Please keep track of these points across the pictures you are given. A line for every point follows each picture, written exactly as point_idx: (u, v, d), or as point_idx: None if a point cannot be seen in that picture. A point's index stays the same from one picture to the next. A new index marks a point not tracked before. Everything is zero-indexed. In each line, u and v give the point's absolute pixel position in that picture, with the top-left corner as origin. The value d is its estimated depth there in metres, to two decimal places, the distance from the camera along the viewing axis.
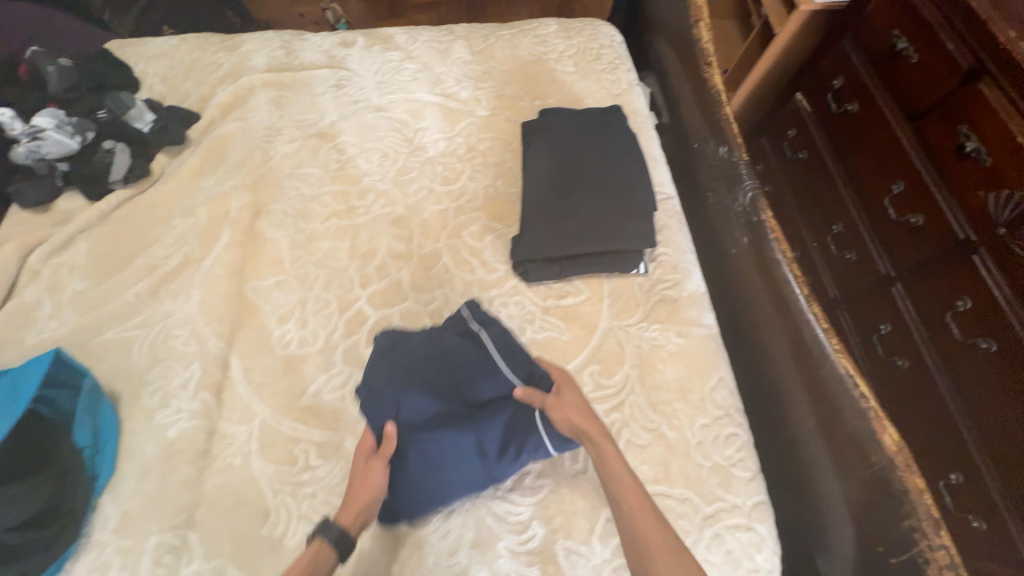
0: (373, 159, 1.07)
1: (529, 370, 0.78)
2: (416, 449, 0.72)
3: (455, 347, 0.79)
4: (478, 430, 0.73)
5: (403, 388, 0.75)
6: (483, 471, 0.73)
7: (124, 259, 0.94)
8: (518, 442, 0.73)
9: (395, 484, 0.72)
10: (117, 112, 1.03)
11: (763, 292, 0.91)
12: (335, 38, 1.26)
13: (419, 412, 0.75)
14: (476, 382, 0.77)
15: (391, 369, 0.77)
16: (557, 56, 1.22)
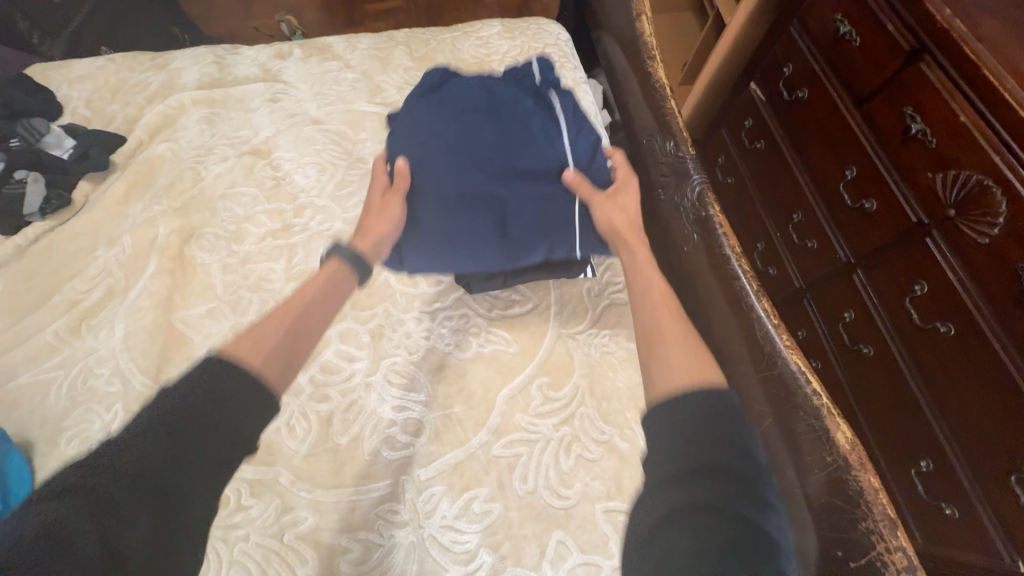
0: (311, 174, 1.03)
1: (589, 157, 0.83)
2: (458, 192, 0.80)
3: (518, 104, 0.83)
4: (516, 200, 0.82)
5: (457, 134, 0.80)
6: (507, 236, 0.82)
7: (43, 295, 0.89)
8: (550, 224, 0.83)
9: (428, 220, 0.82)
10: (31, 141, 0.98)
11: (715, 289, 0.88)
12: (271, 50, 1.21)
13: (461, 139, 0.80)
14: (529, 147, 0.81)
15: (448, 112, 0.81)
16: (501, 57, 1.19)
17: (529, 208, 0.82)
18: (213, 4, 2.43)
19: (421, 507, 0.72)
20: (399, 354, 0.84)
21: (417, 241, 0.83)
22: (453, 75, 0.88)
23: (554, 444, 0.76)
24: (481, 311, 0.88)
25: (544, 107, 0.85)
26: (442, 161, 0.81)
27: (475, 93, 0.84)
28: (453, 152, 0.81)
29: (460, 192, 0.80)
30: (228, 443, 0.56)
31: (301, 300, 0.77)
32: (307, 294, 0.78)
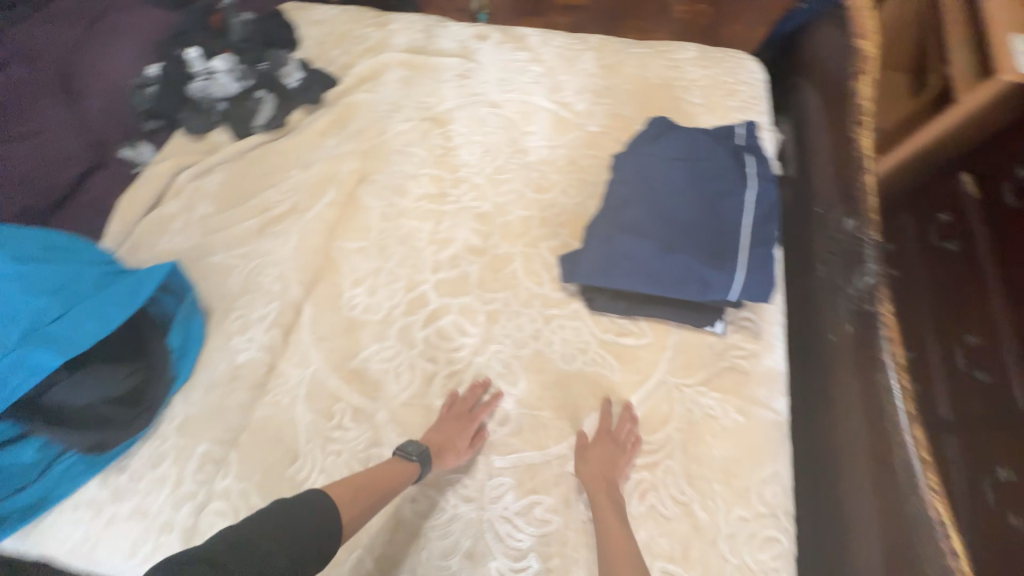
0: (476, 152, 1.10)
1: (767, 212, 0.80)
2: (625, 214, 0.84)
3: (713, 151, 0.85)
4: (678, 235, 0.80)
5: (649, 171, 0.86)
6: (655, 269, 0.79)
7: (246, 195, 1.07)
8: (706, 273, 0.77)
9: (590, 234, 0.86)
10: (274, 67, 1.15)
11: (858, 395, 0.78)
12: (472, 30, 1.31)
13: (651, 177, 0.86)
14: (716, 193, 0.82)
15: (648, 152, 0.89)
16: (688, 83, 1.15)
17: (696, 242, 0.79)
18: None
19: (488, 490, 0.76)
20: (506, 343, 0.88)
21: (589, 243, 0.85)
22: (666, 125, 0.91)
23: (630, 485, 0.74)
24: (593, 328, 0.88)
25: (743, 159, 0.85)
26: (632, 186, 0.86)
27: (680, 143, 0.87)
28: (649, 184, 0.85)
29: (629, 215, 0.84)
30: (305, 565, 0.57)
31: (376, 486, 0.70)
32: (375, 480, 0.71)
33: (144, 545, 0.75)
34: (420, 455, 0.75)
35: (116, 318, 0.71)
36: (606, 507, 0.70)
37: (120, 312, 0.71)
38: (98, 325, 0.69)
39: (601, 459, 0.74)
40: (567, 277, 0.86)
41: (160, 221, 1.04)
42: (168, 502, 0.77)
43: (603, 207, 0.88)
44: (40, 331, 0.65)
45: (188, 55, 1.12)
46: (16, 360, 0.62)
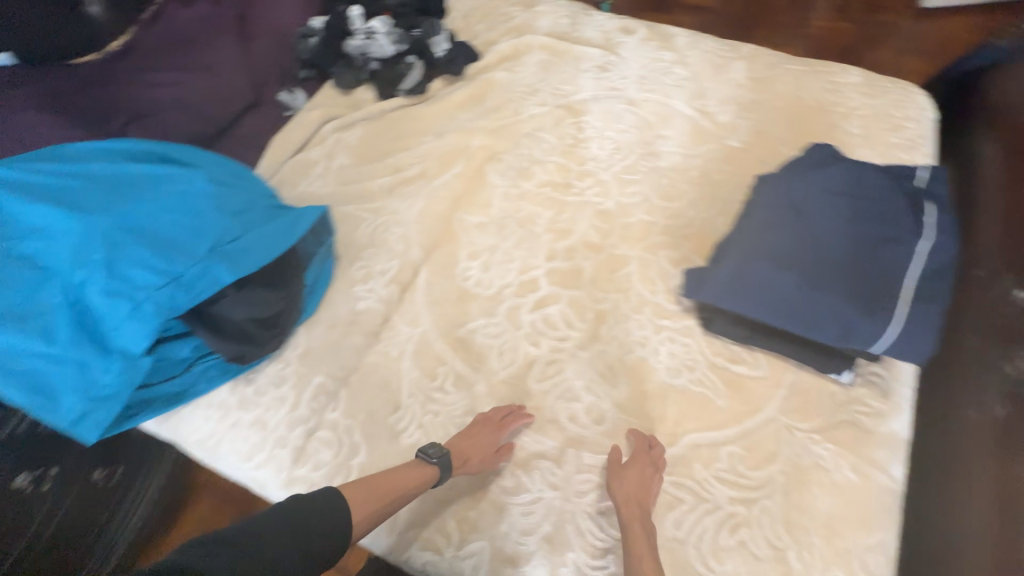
0: (605, 148, 1.08)
1: (935, 270, 0.74)
2: (770, 241, 0.80)
3: (886, 193, 0.79)
4: (827, 275, 0.76)
5: (805, 200, 0.81)
6: (793, 305, 0.76)
7: (381, 153, 1.13)
8: (853, 321, 0.73)
9: (725, 254, 0.83)
10: (426, 35, 1.19)
11: (993, 492, 0.68)
12: (618, 23, 1.28)
13: (807, 206, 0.81)
14: (881, 237, 0.76)
15: (806, 179, 0.83)
16: (847, 110, 1.07)
17: (846, 285, 0.75)
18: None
19: (575, 484, 0.77)
20: (611, 345, 0.88)
21: (721, 263, 0.82)
22: (833, 154, 0.86)
23: (721, 515, 0.72)
24: (704, 349, 0.85)
25: (921, 206, 0.78)
26: (783, 212, 0.82)
27: (845, 176, 0.82)
28: (803, 214, 0.81)
29: (773, 243, 0.80)
30: (314, 557, 0.63)
31: (395, 483, 0.73)
32: (393, 476, 0.74)
33: (258, 453, 0.83)
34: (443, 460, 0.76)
35: (276, 249, 0.77)
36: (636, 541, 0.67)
37: (280, 244, 0.77)
38: (266, 252, 0.75)
39: (637, 480, 0.72)
40: (689, 293, 0.83)
41: (303, 164, 1.12)
42: (284, 420, 0.85)
43: (744, 228, 0.84)
44: (223, 247, 0.72)
45: (351, 14, 1.19)
46: (201, 270, 0.69)
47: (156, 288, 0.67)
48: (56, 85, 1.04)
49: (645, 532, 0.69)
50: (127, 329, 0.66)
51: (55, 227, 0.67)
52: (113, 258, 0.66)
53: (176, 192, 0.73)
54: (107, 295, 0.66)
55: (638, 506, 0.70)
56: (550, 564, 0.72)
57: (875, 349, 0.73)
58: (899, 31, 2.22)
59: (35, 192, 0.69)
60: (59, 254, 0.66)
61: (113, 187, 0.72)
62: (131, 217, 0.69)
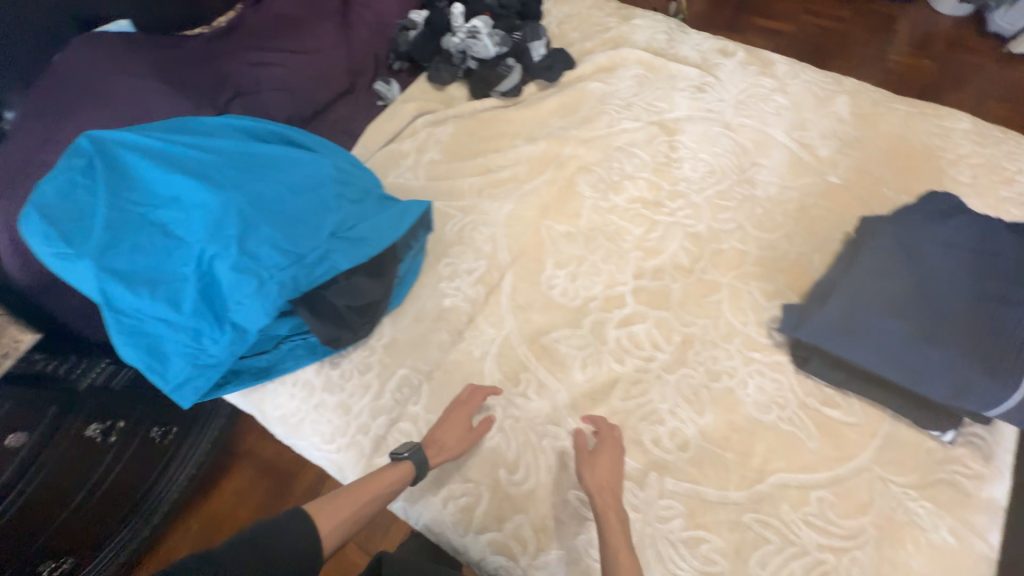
0: (699, 170, 1.07)
1: None
2: (883, 287, 0.79)
3: (1011, 253, 0.77)
4: (945, 329, 0.74)
5: (924, 249, 0.80)
6: (907, 354, 0.74)
7: (471, 153, 1.13)
8: (971, 378, 0.70)
9: (834, 294, 0.81)
10: (526, 39, 1.19)
11: None
12: (715, 44, 1.26)
13: (926, 257, 0.79)
14: (1005, 298, 0.74)
15: (926, 228, 0.81)
16: (955, 157, 1.04)
17: (965, 342, 0.73)
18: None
19: (658, 509, 0.76)
20: (698, 372, 0.86)
21: (827, 303, 0.81)
22: (954, 205, 0.83)
23: (809, 560, 0.71)
24: (795, 388, 0.84)
25: None
26: (901, 260, 0.80)
27: (969, 231, 0.80)
28: (920, 264, 0.79)
29: (887, 289, 0.79)
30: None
31: (366, 488, 0.71)
32: (365, 482, 0.72)
33: (340, 437, 0.85)
34: (416, 456, 0.76)
35: (386, 241, 0.79)
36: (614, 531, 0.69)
37: (390, 236, 0.80)
38: (380, 243, 0.77)
39: (606, 466, 0.75)
40: (788, 329, 0.83)
41: (394, 154, 1.13)
42: (367, 408, 0.86)
43: (852, 270, 0.83)
44: (342, 234, 0.74)
45: (453, 11, 1.19)
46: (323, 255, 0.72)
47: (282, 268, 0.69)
48: (171, 58, 1.09)
49: (622, 523, 0.71)
50: (250, 305, 0.68)
51: (191, 199, 0.69)
52: (244, 235, 0.68)
53: (303, 176, 0.76)
54: (235, 269, 0.67)
55: (612, 494, 0.73)
56: None
57: (989, 411, 0.71)
58: (986, 72, 2.12)
59: (175, 163, 0.72)
60: (194, 225, 0.68)
61: (244, 165, 0.74)
62: (262, 196, 0.71)
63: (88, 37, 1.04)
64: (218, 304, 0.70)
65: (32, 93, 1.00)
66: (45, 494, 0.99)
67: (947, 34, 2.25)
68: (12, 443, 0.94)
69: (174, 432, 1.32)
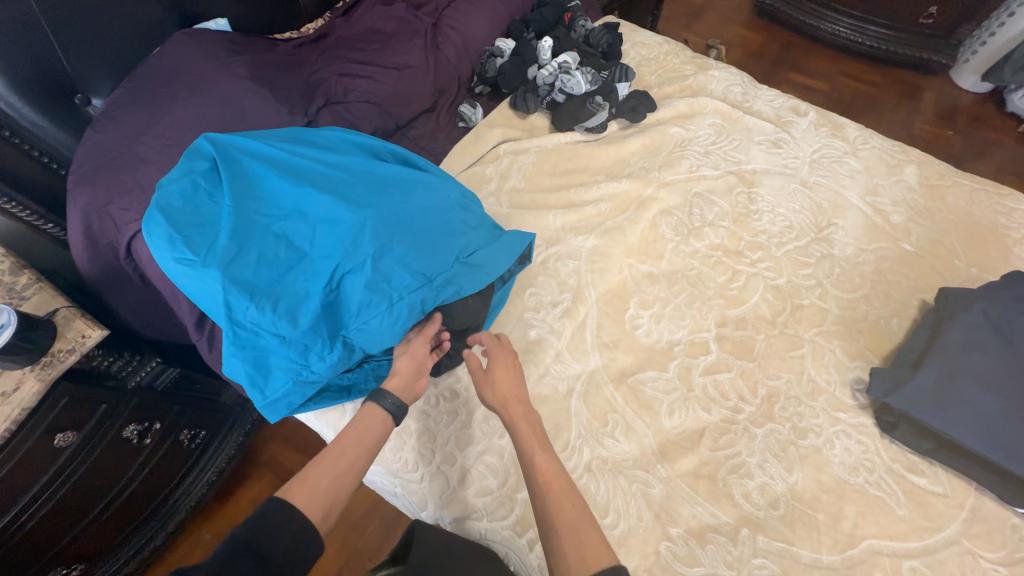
0: (777, 224, 1.10)
1: None
2: (977, 364, 0.81)
3: None
4: None
5: (1013, 331, 0.83)
6: (1004, 433, 0.75)
7: (553, 183, 1.14)
8: None
9: (927, 366, 0.83)
10: (612, 79, 1.23)
11: None
12: (788, 101, 1.31)
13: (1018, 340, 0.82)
14: None
15: (1014, 310, 0.84)
16: (1020, 237, 1.08)
17: None
18: (666, 7, 2.72)
19: (752, 568, 0.75)
20: (785, 428, 0.87)
21: (918, 373, 0.82)
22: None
23: None
24: (881, 453, 0.84)
25: None
26: (992, 340, 0.83)
27: None
28: (1011, 346, 0.82)
29: (979, 367, 0.81)
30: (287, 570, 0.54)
31: (336, 447, 0.67)
32: None
33: (424, 465, 0.84)
34: (385, 400, 0.73)
35: (496, 271, 0.81)
36: (523, 432, 0.71)
37: (499, 265, 0.82)
38: (494, 272, 0.80)
39: (503, 372, 0.78)
40: (878, 395, 0.84)
41: (477, 179, 1.14)
42: (453, 437, 0.85)
43: (941, 342, 0.85)
44: (463, 261, 0.77)
45: (543, 46, 1.23)
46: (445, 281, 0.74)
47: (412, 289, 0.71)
48: (263, 62, 1.08)
49: (530, 428, 0.72)
50: (374, 326, 0.69)
51: (325, 214, 0.70)
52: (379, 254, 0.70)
53: (428, 199, 0.78)
54: (367, 287, 0.69)
55: (518, 404, 0.75)
56: None
57: None
58: (1007, 147, 2.21)
59: (303, 178, 0.73)
60: (327, 240, 0.69)
61: (372, 185, 0.76)
62: (394, 217, 0.73)
63: (190, 33, 1.04)
64: (335, 322, 0.70)
65: (126, 83, 0.98)
66: (68, 498, 0.93)
67: (969, 108, 2.34)
68: (60, 443, 0.89)
69: (203, 435, 1.25)
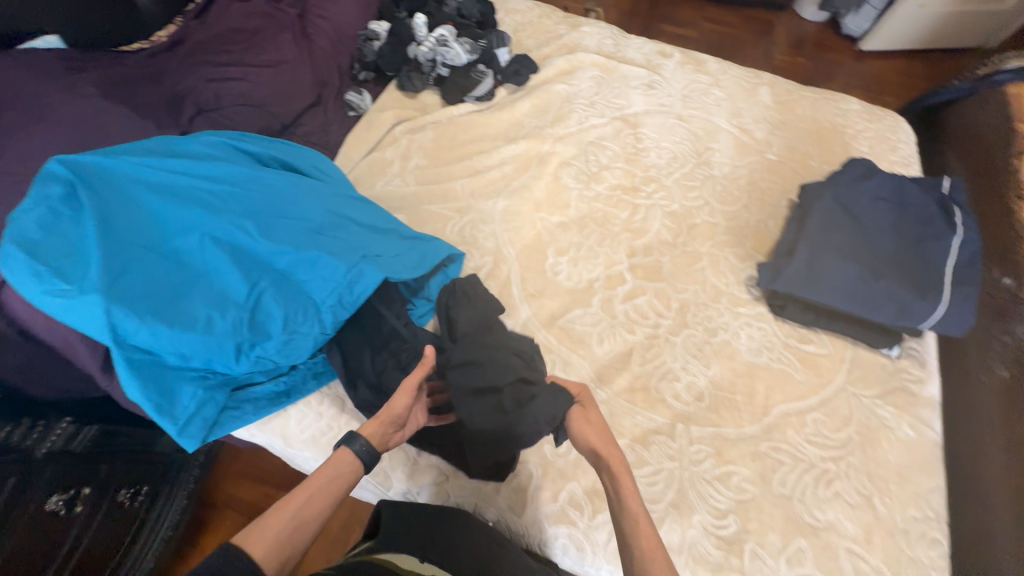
0: (664, 157, 1.20)
1: (970, 253, 0.89)
2: (836, 237, 0.95)
3: (919, 199, 0.96)
4: (882, 266, 0.91)
5: (856, 205, 0.97)
6: (861, 289, 0.89)
7: (455, 156, 1.16)
8: (907, 303, 0.87)
9: (798, 250, 0.96)
10: (491, 45, 1.26)
11: (1001, 446, 0.88)
12: (655, 46, 1.41)
13: (861, 213, 0.97)
14: (930, 240, 0.92)
15: (855, 188, 0.99)
16: (855, 132, 1.26)
17: (899, 275, 0.90)
18: None
19: (690, 455, 0.85)
20: (699, 330, 0.98)
21: (794, 257, 0.95)
22: (871, 166, 1.02)
23: (816, 471, 0.84)
24: (777, 332, 0.98)
25: (951, 209, 0.95)
26: (842, 216, 0.97)
27: (886, 187, 0.99)
28: (856, 216, 0.96)
29: (836, 239, 0.94)
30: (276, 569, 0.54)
31: (315, 480, 0.63)
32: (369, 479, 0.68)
33: None
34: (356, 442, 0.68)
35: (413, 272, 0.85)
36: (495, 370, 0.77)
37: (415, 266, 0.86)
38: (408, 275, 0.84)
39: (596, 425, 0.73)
40: (767, 283, 0.96)
41: (379, 163, 1.14)
42: None
43: (807, 227, 0.98)
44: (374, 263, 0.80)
45: (417, 22, 1.22)
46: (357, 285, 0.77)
47: (329, 291, 0.75)
48: (115, 77, 0.99)
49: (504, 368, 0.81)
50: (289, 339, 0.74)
51: (224, 231, 0.71)
52: (292, 263, 0.74)
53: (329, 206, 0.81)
54: (285, 296, 0.73)
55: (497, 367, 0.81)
56: (680, 526, 0.79)
57: (924, 326, 0.88)
58: (847, 66, 2.53)
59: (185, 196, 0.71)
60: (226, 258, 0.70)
61: (268, 195, 0.77)
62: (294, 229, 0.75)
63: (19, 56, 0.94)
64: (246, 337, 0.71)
65: None
66: None
67: (813, 36, 2.65)
68: None
69: (146, 490, 1.14)
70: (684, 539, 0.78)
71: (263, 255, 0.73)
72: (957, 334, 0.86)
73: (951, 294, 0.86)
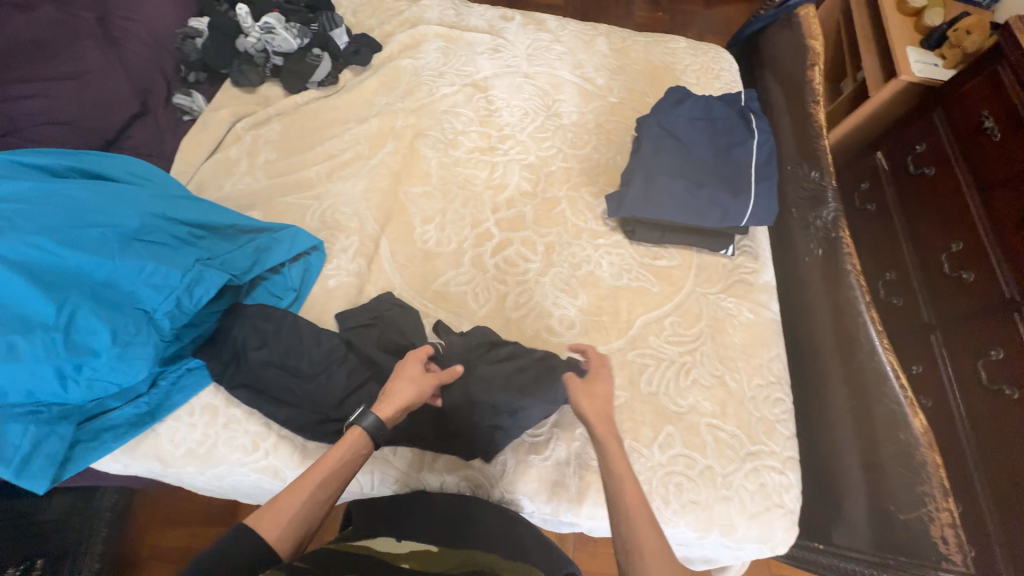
0: (516, 114, 1.26)
1: (766, 154, 1.04)
2: (664, 159, 1.04)
3: (725, 114, 1.09)
4: (702, 178, 1.02)
5: (677, 128, 1.08)
6: (688, 201, 1.00)
7: (306, 144, 1.14)
8: (723, 208, 1.00)
9: (632, 178, 1.04)
10: (326, 28, 1.24)
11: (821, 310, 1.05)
12: (497, 12, 1.45)
13: (682, 134, 1.07)
14: (736, 147, 1.05)
15: (674, 113, 1.10)
16: (682, 67, 1.39)
17: (715, 183, 1.02)
18: None
19: None
20: (565, 267, 1.05)
21: (632, 183, 1.04)
22: (685, 92, 1.14)
23: (676, 365, 0.94)
24: (633, 254, 1.08)
25: (748, 118, 1.09)
26: (669, 140, 1.07)
27: (698, 108, 1.10)
28: (679, 138, 1.07)
29: (663, 160, 1.04)
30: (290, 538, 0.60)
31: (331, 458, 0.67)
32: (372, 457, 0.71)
33: (266, 440, 0.82)
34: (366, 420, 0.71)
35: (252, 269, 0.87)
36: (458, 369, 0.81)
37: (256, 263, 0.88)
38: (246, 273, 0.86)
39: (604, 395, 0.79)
40: (615, 212, 1.04)
41: (224, 163, 1.10)
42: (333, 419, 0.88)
43: (641, 154, 1.07)
44: (206, 262, 0.81)
45: (239, 11, 1.15)
46: (189, 286, 0.78)
47: (163, 297, 0.76)
48: None
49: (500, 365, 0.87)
50: (121, 355, 0.73)
51: (11, 251, 0.68)
52: (110, 274, 0.73)
53: (139, 210, 0.79)
54: (102, 310, 0.72)
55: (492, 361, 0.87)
56: (566, 439, 0.87)
57: (743, 224, 1.02)
58: (698, 16, 2.74)
59: None
60: (16, 280, 0.67)
61: (62, 206, 0.74)
62: (100, 241, 0.74)
63: None
64: (66, 361, 0.70)
65: None
66: None
67: None
68: None
69: (43, 564, 1.00)
70: (570, 450, 0.86)
71: (69, 270, 0.71)
72: (767, 223, 1.01)
73: (752, 194, 1.00)
